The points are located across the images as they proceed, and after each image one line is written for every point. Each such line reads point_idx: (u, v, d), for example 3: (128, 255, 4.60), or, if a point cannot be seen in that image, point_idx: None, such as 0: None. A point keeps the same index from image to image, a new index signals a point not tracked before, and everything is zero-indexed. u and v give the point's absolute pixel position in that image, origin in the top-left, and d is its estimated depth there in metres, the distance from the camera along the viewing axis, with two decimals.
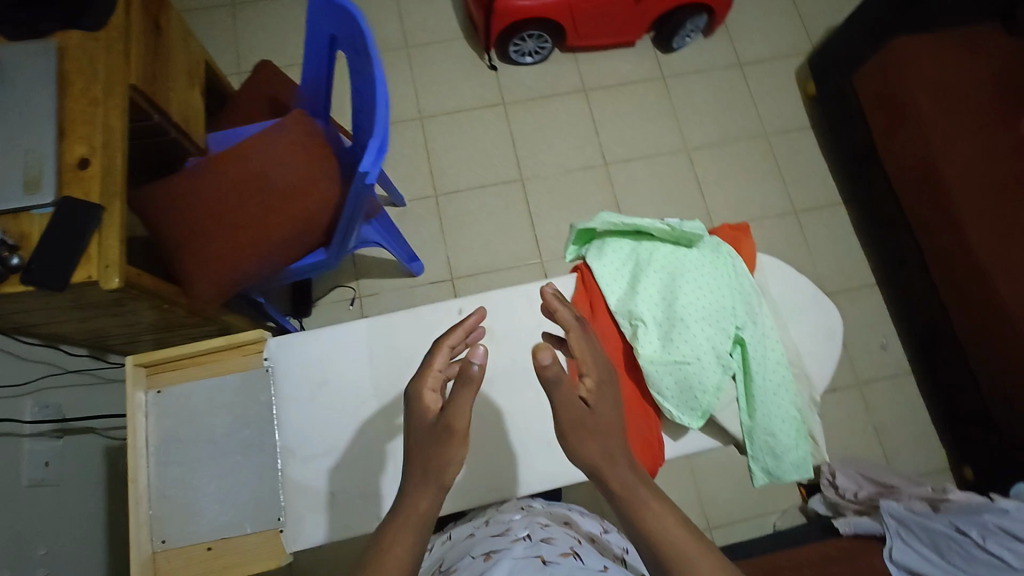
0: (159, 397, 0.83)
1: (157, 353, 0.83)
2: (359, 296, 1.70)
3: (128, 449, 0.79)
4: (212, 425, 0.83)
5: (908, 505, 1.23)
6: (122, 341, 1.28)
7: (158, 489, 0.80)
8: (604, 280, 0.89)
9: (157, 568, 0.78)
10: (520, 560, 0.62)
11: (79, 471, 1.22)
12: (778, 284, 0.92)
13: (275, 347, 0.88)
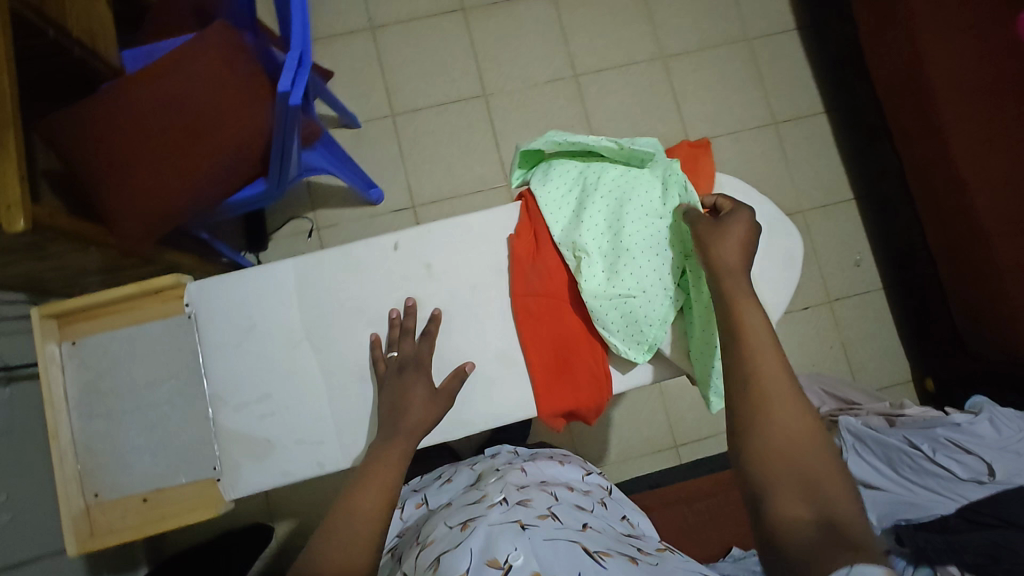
0: (75, 349, 0.80)
1: (65, 303, 0.78)
2: (317, 227, 1.62)
3: (45, 404, 0.76)
4: (133, 377, 0.80)
5: (864, 420, 1.23)
6: (60, 284, 1.21)
7: (84, 443, 0.78)
8: (548, 209, 0.84)
9: (92, 520, 0.77)
10: (497, 529, 0.71)
11: (33, 419, 1.19)
12: (735, 205, 0.85)
13: (196, 292, 0.82)
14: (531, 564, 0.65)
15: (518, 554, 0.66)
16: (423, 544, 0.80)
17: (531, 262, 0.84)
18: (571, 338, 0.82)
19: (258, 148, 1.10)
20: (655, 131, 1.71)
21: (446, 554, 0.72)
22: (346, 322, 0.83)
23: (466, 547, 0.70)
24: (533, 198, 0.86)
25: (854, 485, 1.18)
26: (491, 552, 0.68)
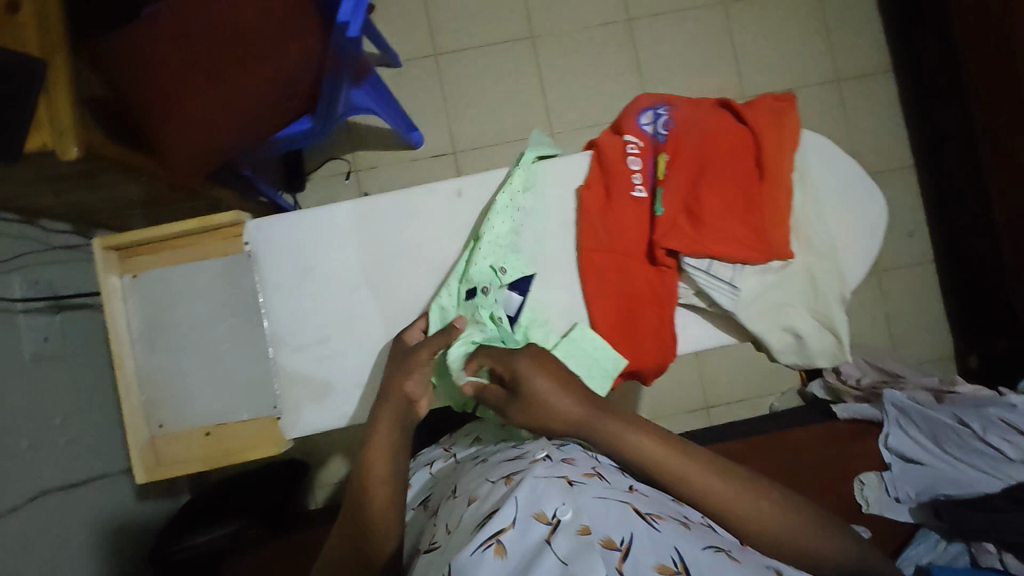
0: (136, 282, 0.80)
1: (126, 236, 0.78)
2: (355, 169, 1.58)
3: (111, 336, 0.78)
4: (194, 313, 0.80)
5: (910, 395, 1.20)
6: (106, 215, 1.21)
7: (147, 376, 0.80)
8: (620, 166, 0.77)
9: (158, 449, 0.80)
10: (543, 479, 0.61)
11: (84, 347, 1.22)
12: (822, 160, 0.75)
13: (254, 230, 0.81)
14: (581, 519, 0.56)
15: (567, 508, 0.57)
16: (452, 504, 0.70)
17: (601, 216, 0.78)
18: (638, 297, 0.76)
19: (300, 82, 1.06)
20: (710, 82, 1.62)
21: (484, 508, 0.62)
22: (405, 267, 0.82)
23: (507, 497, 0.59)
24: (606, 147, 0.78)
25: (894, 458, 1.17)
26: (537, 504, 0.58)
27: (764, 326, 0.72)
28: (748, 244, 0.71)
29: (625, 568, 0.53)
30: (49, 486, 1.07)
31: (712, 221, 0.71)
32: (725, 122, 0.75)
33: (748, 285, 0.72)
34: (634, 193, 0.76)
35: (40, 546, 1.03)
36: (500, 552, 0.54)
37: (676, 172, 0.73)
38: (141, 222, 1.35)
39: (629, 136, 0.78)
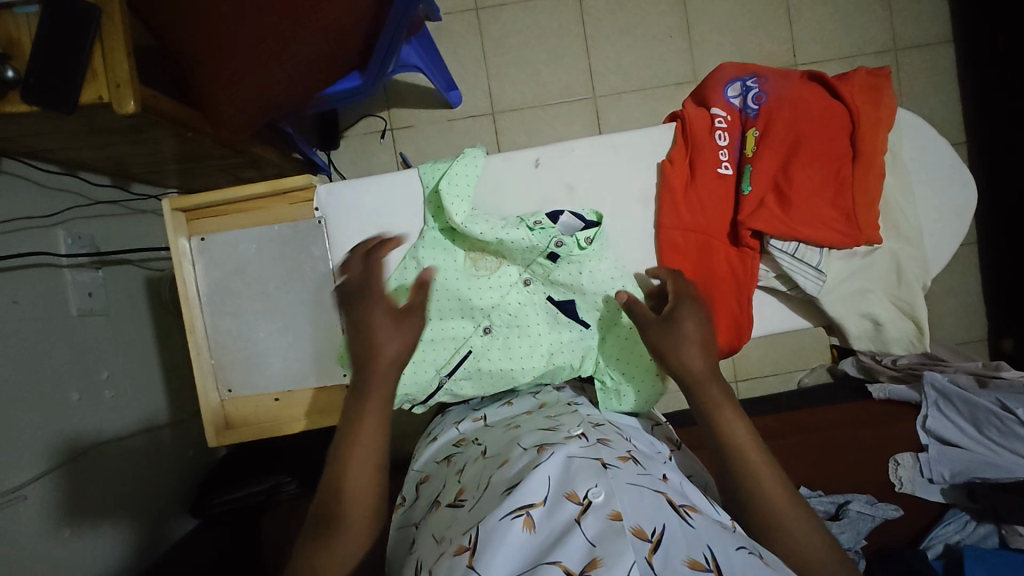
0: (204, 245, 0.82)
1: (197, 199, 0.80)
2: (391, 128, 1.54)
3: (182, 299, 0.80)
4: (262, 278, 0.82)
5: (951, 378, 1.22)
6: (146, 169, 1.19)
7: (216, 340, 0.82)
8: (707, 139, 0.76)
9: (227, 412, 0.84)
10: (577, 460, 0.59)
11: (125, 301, 1.21)
12: (912, 150, 0.78)
13: (325, 196, 0.83)
14: (614, 504, 0.52)
15: (599, 490, 0.54)
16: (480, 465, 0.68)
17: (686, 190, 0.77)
18: (719, 273, 0.75)
19: (352, 33, 1.01)
20: (760, 48, 1.56)
21: (513, 477, 0.60)
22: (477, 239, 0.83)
23: (540, 472, 0.58)
24: (689, 120, 0.77)
25: (930, 440, 1.17)
26: (569, 485, 0.55)
27: (843, 314, 0.73)
28: (838, 227, 0.71)
29: (654, 560, 0.48)
30: (100, 437, 1.08)
31: (805, 201, 0.71)
32: (819, 98, 0.74)
33: (831, 270, 0.72)
34: (720, 170, 0.76)
35: (95, 493, 1.05)
36: (528, 526, 0.53)
37: (768, 147, 0.73)
38: (178, 178, 1.32)
39: (716, 109, 0.77)
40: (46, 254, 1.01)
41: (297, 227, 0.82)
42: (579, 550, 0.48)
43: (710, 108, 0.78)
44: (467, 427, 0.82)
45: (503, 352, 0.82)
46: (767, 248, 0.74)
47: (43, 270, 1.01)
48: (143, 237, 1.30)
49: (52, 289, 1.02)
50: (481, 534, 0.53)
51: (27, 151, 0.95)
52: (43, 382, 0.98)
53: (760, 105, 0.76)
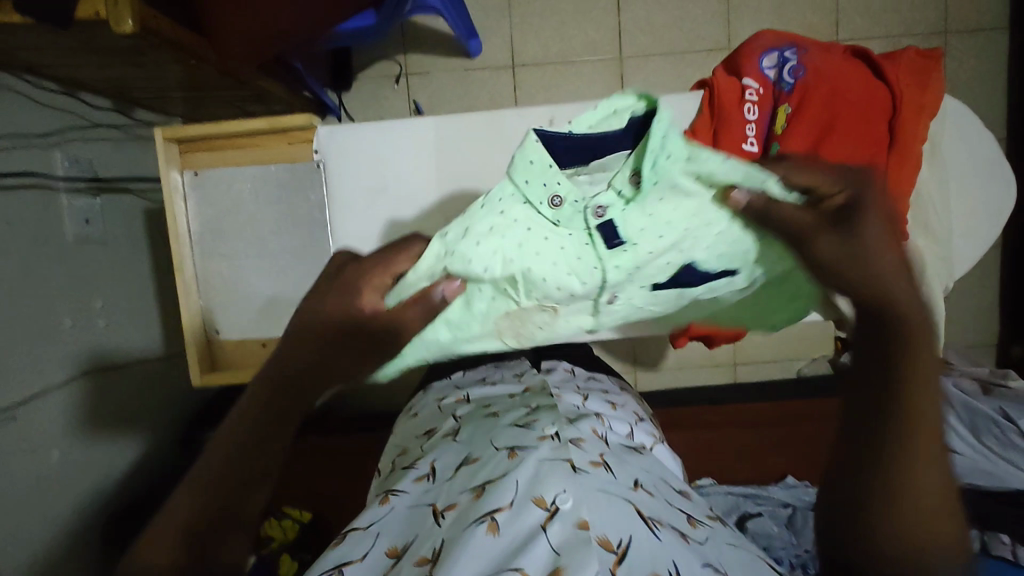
0: (196, 180, 0.79)
1: (186, 131, 0.75)
2: (405, 73, 1.48)
3: (172, 234, 0.78)
4: (258, 219, 0.80)
5: (956, 382, 1.20)
6: (149, 95, 1.15)
7: (205, 277, 0.81)
8: (734, 112, 0.71)
9: (215, 350, 0.84)
10: (548, 464, 0.60)
11: (124, 230, 1.19)
12: (953, 139, 0.73)
13: (326, 137, 0.79)
14: (581, 513, 0.53)
15: (567, 497, 0.55)
16: (449, 454, 0.70)
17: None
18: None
19: None
20: (801, 20, 1.47)
21: (480, 480, 0.61)
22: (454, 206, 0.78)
23: (509, 476, 0.59)
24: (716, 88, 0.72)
25: None
26: (537, 489, 0.57)
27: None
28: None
29: (618, 570, 0.49)
30: (91, 366, 1.08)
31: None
32: (861, 74, 0.69)
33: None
34: (746, 145, 0.70)
35: (85, 420, 1.06)
36: (492, 530, 0.53)
37: (800, 125, 0.67)
38: (181, 106, 1.27)
39: (748, 80, 0.72)
40: (40, 175, 0.98)
41: (296, 169, 0.79)
42: (543, 557, 0.50)
43: (742, 78, 0.72)
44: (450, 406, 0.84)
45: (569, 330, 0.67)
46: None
47: (39, 193, 0.98)
48: (144, 166, 1.27)
49: (48, 213, 1.00)
50: (445, 543, 0.54)
51: (24, 65, 0.92)
52: (34, 307, 0.96)
53: (797, 78, 0.70)
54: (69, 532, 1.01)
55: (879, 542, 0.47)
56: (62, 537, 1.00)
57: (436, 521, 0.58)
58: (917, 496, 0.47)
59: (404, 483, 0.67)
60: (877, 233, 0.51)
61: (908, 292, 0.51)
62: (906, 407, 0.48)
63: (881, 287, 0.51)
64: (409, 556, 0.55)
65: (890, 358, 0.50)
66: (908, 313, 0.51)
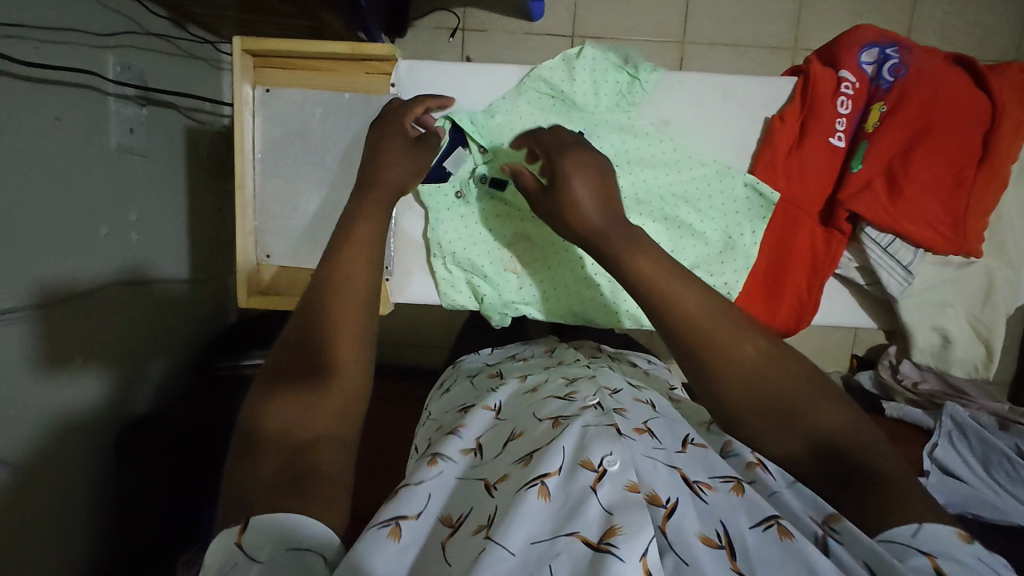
0: (267, 96, 0.80)
1: (266, 45, 0.76)
2: (462, 28, 1.45)
3: (237, 150, 0.78)
4: (325, 147, 0.80)
5: (973, 415, 1.20)
6: (205, 10, 1.12)
7: (261, 201, 0.81)
8: (824, 104, 0.74)
9: (261, 277, 0.84)
10: (593, 428, 0.59)
11: (164, 145, 1.17)
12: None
13: (405, 72, 0.80)
14: (630, 476, 0.53)
15: (616, 458, 0.54)
16: (494, 429, 0.69)
17: (790, 153, 0.76)
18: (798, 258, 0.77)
19: None
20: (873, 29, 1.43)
21: (529, 449, 0.60)
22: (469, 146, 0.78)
23: (556, 442, 0.57)
24: (812, 77, 0.74)
25: (932, 467, 1.14)
26: (584, 452, 0.55)
27: (918, 323, 0.76)
28: (945, 234, 0.72)
29: (667, 527, 0.50)
30: (119, 277, 1.07)
31: (915, 194, 0.72)
32: (961, 84, 0.72)
33: (921, 273, 0.75)
34: (833, 141, 0.74)
35: (108, 331, 1.06)
36: (543, 494, 0.52)
37: (893, 127, 0.72)
38: (234, 29, 1.25)
39: (847, 73, 0.75)
40: (92, 75, 0.96)
41: (371, 100, 0.79)
42: (597, 518, 0.49)
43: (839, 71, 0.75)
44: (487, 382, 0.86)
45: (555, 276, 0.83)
46: (858, 236, 0.76)
47: (88, 93, 0.96)
48: (191, 84, 1.24)
49: (95, 115, 0.98)
50: (498, 511, 0.53)
51: None
52: (72, 209, 0.95)
53: (895, 78, 0.73)
54: (84, 437, 1.02)
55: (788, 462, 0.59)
56: (79, 439, 1.01)
57: (489, 491, 0.56)
58: (813, 422, 0.57)
59: (449, 451, 0.64)
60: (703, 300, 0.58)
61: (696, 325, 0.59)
62: (743, 384, 0.58)
63: (695, 337, 0.59)
64: (464, 529, 0.53)
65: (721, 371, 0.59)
66: (718, 335, 0.59)
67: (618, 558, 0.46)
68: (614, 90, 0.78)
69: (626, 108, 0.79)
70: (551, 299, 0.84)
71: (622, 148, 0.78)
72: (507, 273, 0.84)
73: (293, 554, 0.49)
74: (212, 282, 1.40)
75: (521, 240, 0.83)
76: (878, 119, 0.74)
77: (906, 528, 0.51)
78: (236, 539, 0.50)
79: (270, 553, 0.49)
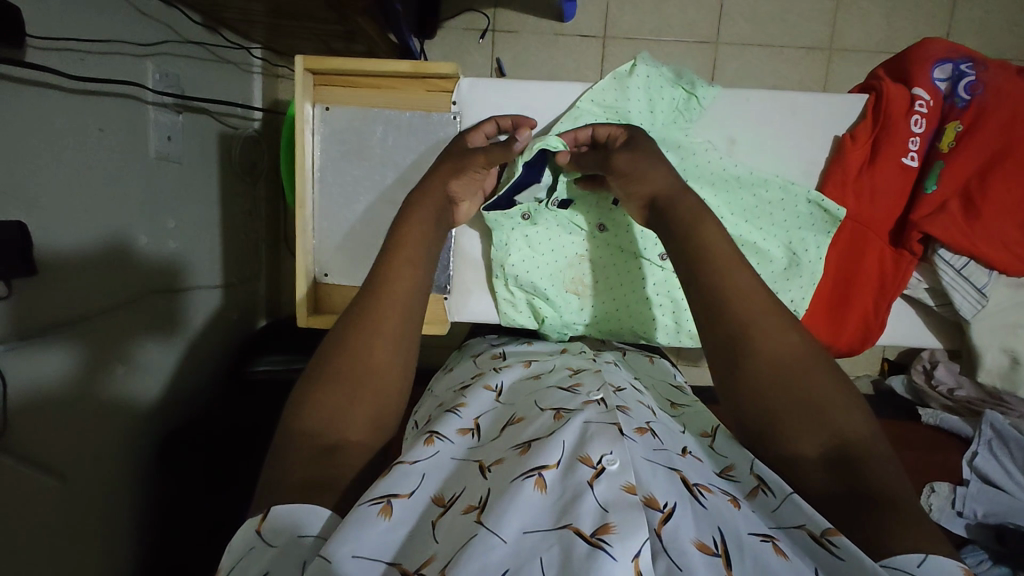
0: (327, 115, 0.82)
1: (329, 65, 0.79)
2: (492, 28, 1.43)
3: (298, 169, 0.81)
4: (384, 166, 0.83)
5: (1014, 423, 1.19)
6: (239, 16, 1.11)
7: (320, 219, 0.84)
8: (898, 124, 0.76)
9: (318, 294, 0.87)
10: (595, 425, 0.59)
11: (199, 151, 1.17)
12: None
13: (466, 90, 0.82)
14: (628, 477, 0.53)
15: (615, 458, 0.54)
16: (492, 413, 0.71)
17: (862, 171, 0.78)
18: (866, 274, 0.80)
19: None
20: (911, 28, 1.40)
21: (527, 438, 0.61)
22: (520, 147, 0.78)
23: (556, 437, 0.58)
24: (887, 95, 0.77)
25: (973, 476, 1.14)
26: (583, 448, 0.56)
27: (985, 343, 0.81)
28: (1017, 255, 0.76)
29: (662, 530, 0.50)
30: (156, 285, 1.07)
31: (993, 214, 0.74)
32: None
33: (993, 296, 0.78)
34: (907, 159, 0.77)
35: (144, 339, 1.06)
36: (540, 487, 0.52)
37: (972, 145, 0.75)
38: (265, 32, 1.24)
39: (921, 91, 0.77)
40: (133, 85, 0.95)
41: (431, 118, 0.81)
42: (592, 513, 0.49)
43: (912, 88, 0.78)
44: (488, 363, 0.87)
45: (612, 294, 0.86)
46: (930, 257, 0.80)
47: (129, 103, 0.96)
48: (225, 90, 1.24)
49: (135, 124, 0.98)
50: (490, 494, 0.54)
51: None
52: (114, 220, 0.95)
53: (971, 96, 0.76)
54: (127, 445, 1.03)
55: (803, 471, 0.57)
56: (122, 447, 1.02)
57: (482, 473, 0.58)
58: (833, 426, 0.58)
59: (446, 431, 0.65)
60: (734, 291, 0.64)
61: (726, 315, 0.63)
62: (773, 379, 0.60)
63: (730, 330, 0.63)
64: (454, 508, 0.54)
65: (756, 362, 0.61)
66: (748, 329, 0.62)
67: (610, 556, 0.45)
68: (669, 105, 0.80)
69: (683, 126, 0.81)
70: (613, 315, 0.87)
71: (681, 163, 0.80)
72: (569, 294, 0.87)
73: (302, 539, 0.51)
74: (244, 287, 1.40)
75: (584, 261, 0.86)
76: (953, 137, 0.77)
77: (913, 555, 0.48)
78: (256, 529, 0.52)
79: (283, 539, 0.51)
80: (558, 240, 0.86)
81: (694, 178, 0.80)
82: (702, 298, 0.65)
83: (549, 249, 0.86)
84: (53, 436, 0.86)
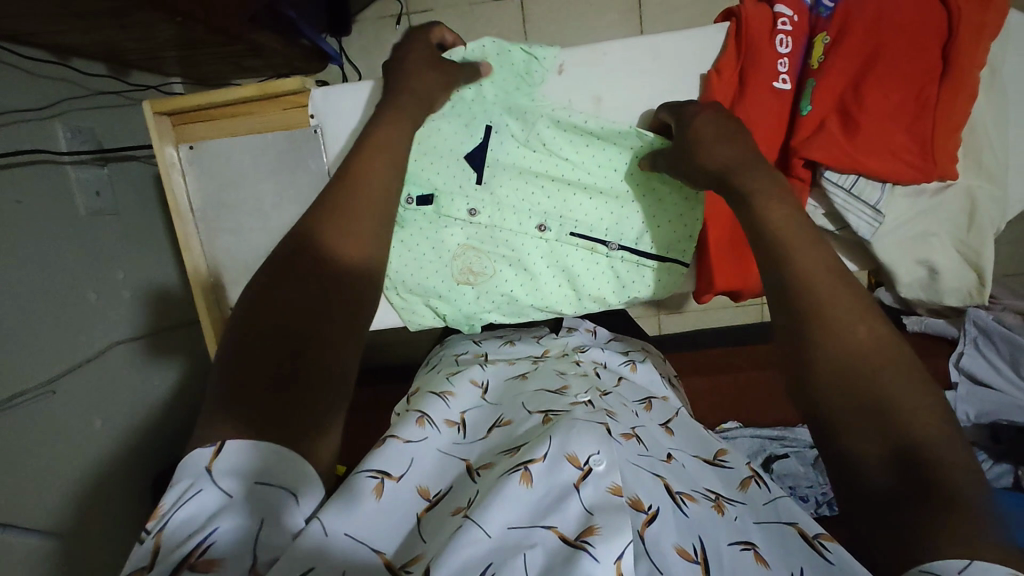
0: (192, 153, 0.86)
1: (176, 105, 0.83)
2: (405, 12, 1.39)
3: (175, 215, 0.86)
4: (260, 194, 0.86)
5: (998, 317, 1.14)
6: (141, 56, 1.10)
7: (213, 255, 0.89)
8: (756, 47, 0.75)
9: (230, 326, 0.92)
10: (582, 421, 0.56)
11: (134, 198, 1.18)
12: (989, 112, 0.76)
13: (320, 102, 0.83)
14: (615, 477, 0.50)
15: (603, 458, 0.51)
16: (479, 416, 0.69)
17: (734, 102, 0.77)
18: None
19: None
20: None
21: (517, 442, 0.59)
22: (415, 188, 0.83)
23: (541, 436, 0.55)
24: (743, 19, 0.75)
25: (960, 378, 1.12)
26: (570, 445, 0.52)
27: (897, 259, 0.79)
28: (908, 160, 0.72)
29: (645, 532, 0.49)
30: (120, 337, 1.10)
31: (869, 123, 0.71)
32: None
33: (889, 211, 0.76)
34: (775, 83, 0.76)
35: (119, 389, 1.09)
36: (525, 481, 0.49)
37: (838, 56, 0.73)
38: (176, 66, 1.23)
39: (783, 8, 0.76)
40: (45, 150, 0.96)
41: (293, 136, 0.83)
42: (576, 517, 0.47)
43: (775, 5, 0.76)
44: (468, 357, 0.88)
45: (510, 274, 0.87)
46: (819, 180, 0.77)
47: (45, 168, 0.97)
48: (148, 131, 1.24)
49: (59, 188, 1.00)
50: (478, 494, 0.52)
51: (8, 36, 0.88)
52: (54, 284, 0.97)
53: (834, 6, 0.75)
54: (123, 489, 1.08)
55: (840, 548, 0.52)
56: (116, 496, 1.07)
57: (472, 478, 0.56)
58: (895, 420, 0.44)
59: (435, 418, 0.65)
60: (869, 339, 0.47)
61: (871, 442, 0.44)
62: (836, 365, 0.47)
63: (874, 394, 0.45)
64: (444, 508, 0.52)
65: (892, 445, 0.43)
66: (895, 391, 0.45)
67: (591, 557, 0.43)
68: (512, 73, 0.79)
69: (530, 92, 0.80)
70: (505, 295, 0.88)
71: (528, 130, 0.82)
72: (463, 286, 0.87)
73: (261, 483, 0.41)
74: None
75: (469, 249, 0.85)
76: (821, 51, 0.75)
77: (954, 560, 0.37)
78: (206, 465, 0.41)
79: (235, 480, 0.40)
80: (434, 234, 0.85)
81: (544, 142, 0.82)
82: (790, 365, 0.50)
83: (428, 241, 0.85)
84: (42, 500, 0.90)
